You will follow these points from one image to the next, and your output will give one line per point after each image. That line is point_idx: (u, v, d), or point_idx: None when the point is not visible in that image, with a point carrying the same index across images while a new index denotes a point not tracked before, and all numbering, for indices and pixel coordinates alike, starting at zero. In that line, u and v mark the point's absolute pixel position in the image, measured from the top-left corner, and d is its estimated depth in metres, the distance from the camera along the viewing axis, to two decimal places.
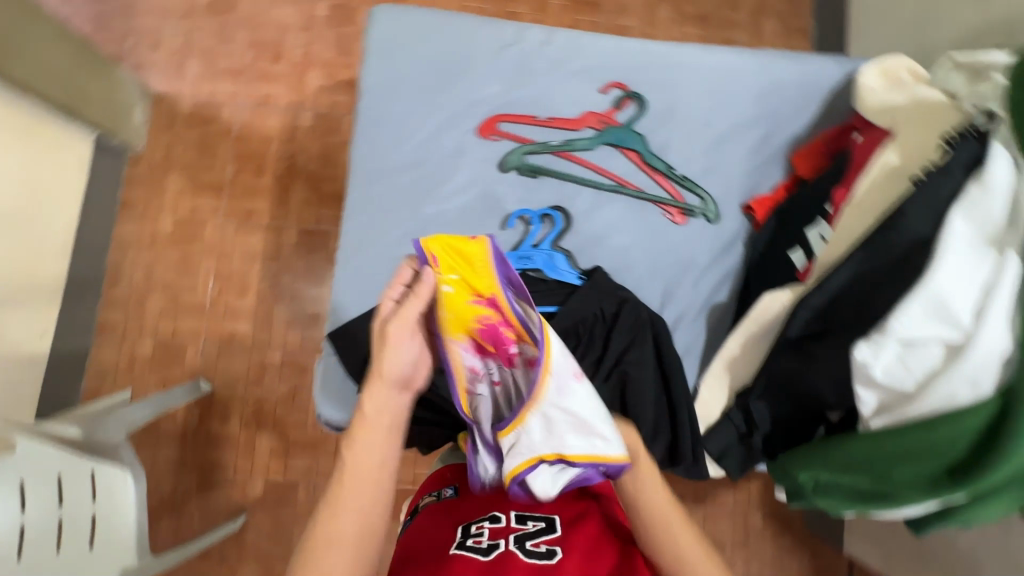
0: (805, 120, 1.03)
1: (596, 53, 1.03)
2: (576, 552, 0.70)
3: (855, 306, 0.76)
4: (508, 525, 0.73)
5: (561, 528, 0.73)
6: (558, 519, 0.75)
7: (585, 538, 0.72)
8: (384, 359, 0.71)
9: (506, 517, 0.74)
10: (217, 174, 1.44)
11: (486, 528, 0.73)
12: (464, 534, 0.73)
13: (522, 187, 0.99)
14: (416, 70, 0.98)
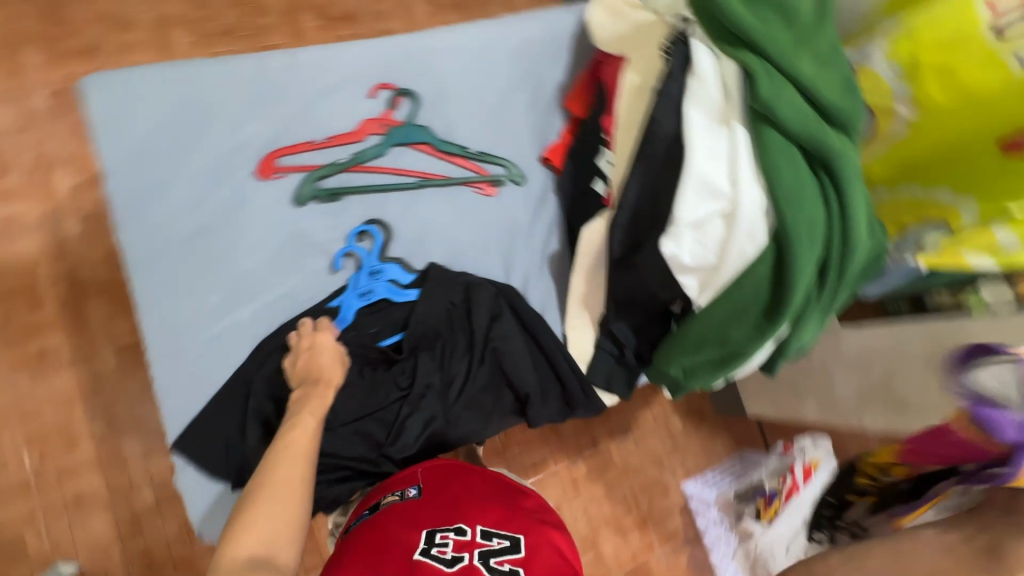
0: (560, 69, 1.25)
1: (347, 66, 1.12)
2: (537, 560, 0.76)
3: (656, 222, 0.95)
4: (474, 539, 0.78)
5: (525, 549, 0.77)
6: (522, 539, 0.78)
7: (545, 554, 0.77)
8: (319, 368, 0.91)
9: (471, 531, 0.79)
10: (23, 270, 1.59)
11: (451, 539, 0.77)
12: (428, 542, 0.78)
13: (324, 213, 1.06)
14: (156, 139, 0.98)
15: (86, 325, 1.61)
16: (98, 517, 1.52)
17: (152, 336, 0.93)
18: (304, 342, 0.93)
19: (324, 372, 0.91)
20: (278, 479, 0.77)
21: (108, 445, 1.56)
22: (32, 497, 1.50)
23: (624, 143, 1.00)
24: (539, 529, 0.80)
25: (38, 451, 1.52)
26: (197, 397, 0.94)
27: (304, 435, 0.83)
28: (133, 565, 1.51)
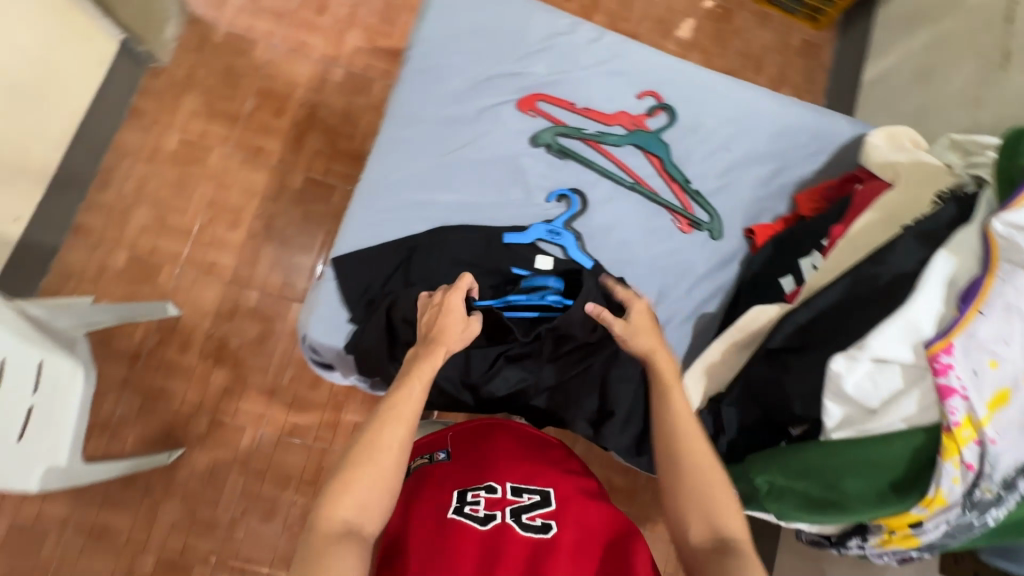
0: (810, 167, 1.24)
1: (635, 64, 1.22)
2: (569, 510, 0.79)
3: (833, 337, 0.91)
4: (504, 497, 0.80)
5: (555, 501, 0.80)
6: (552, 492, 0.82)
7: (574, 505, 0.80)
8: (441, 327, 0.88)
9: (502, 490, 0.81)
10: (287, 85, 1.93)
11: (483, 498, 0.79)
12: (460, 501, 0.79)
13: (545, 162, 1.15)
14: (466, 37, 1.15)
15: (299, 148, 1.89)
16: (212, 291, 1.77)
17: (372, 171, 1.08)
18: (435, 300, 0.91)
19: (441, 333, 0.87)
20: (374, 446, 0.77)
21: (255, 242, 1.81)
22: (187, 243, 1.79)
23: (841, 255, 0.98)
24: (561, 480, 0.84)
25: (212, 215, 1.82)
26: (371, 235, 1.07)
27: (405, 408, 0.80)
28: (212, 340, 1.73)
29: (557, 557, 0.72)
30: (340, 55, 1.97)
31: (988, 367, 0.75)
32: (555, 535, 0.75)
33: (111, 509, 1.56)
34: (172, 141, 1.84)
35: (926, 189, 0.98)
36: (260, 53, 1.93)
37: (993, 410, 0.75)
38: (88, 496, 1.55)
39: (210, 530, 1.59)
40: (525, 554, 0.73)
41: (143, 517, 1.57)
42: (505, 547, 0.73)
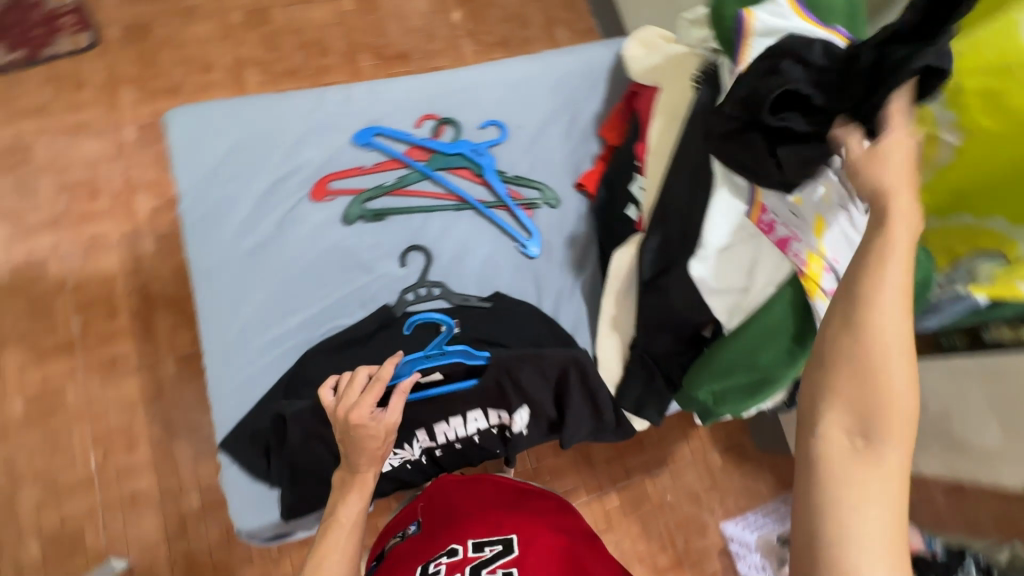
0: (597, 99, 1.30)
1: (397, 98, 1.21)
2: (530, 559, 0.80)
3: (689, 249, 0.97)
4: (465, 557, 0.82)
5: (518, 550, 0.82)
6: (515, 540, 0.83)
7: (537, 551, 0.81)
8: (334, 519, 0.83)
9: (463, 549, 0.83)
10: (105, 283, 1.77)
11: (443, 564, 0.81)
12: (423, 575, 0.81)
13: (369, 232, 1.13)
14: (223, 164, 1.10)
15: (153, 333, 1.75)
16: (148, 519, 1.61)
17: (209, 342, 1.02)
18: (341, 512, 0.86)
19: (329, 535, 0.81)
20: None
21: (165, 448, 1.66)
22: (96, 492, 1.61)
23: (654, 170, 1.04)
24: (525, 527, 0.86)
25: (104, 449, 1.65)
26: (245, 401, 1.00)
27: (343, 537, 0.80)
28: (178, 566, 1.58)
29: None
30: (140, 224, 1.82)
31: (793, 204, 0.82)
32: None
33: None
34: (17, 406, 1.64)
35: (684, 76, 1.05)
36: (57, 268, 1.75)
37: (822, 234, 0.81)
38: None
39: None
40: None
41: None
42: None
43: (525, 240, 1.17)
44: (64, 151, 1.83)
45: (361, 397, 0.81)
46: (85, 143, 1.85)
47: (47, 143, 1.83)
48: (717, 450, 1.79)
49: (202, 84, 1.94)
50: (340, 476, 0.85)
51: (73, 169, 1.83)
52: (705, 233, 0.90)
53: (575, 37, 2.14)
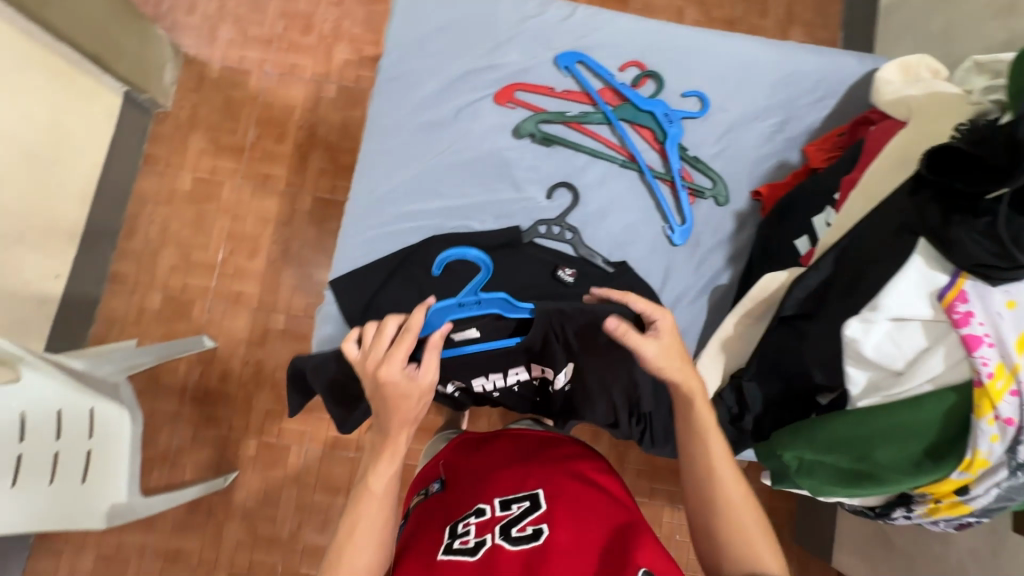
0: (819, 113, 1.15)
1: (614, 34, 1.16)
2: (559, 509, 0.76)
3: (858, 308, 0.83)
4: (493, 516, 0.78)
5: (544, 503, 0.78)
6: (541, 494, 0.80)
7: (564, 504, 0.77)
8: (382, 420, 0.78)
9: (490, 509, 0.80)
10: (285, 109, 1.95)
11: (473, 525, 0.78)
12: (451, 536, 0.78)
13: (531, 152, 1.12)
14: (433, 36, 1.12)
15: (304, 169, 1.92)
16: (242, 318, 1.84)
17: (357, 191, 1.08)
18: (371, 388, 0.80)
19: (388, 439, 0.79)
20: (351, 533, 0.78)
21: (275, 268, 1.86)
22: (213, 278, 1.86)
23: (853, 209, 0.90)
24: (550, 481, 0.82)
25: (232, 247, 1.88)
26: (365, 255, 1.07)
27: (379, 479, 0.79)
28: (249, 366, 1.80)
29: (550, 562, 0.68)
30: (330, 71, 1.97)
31: (1006, 307, 0.69)
32: (549, 538, 0.72)
33: (181, 532, 1.67)
34: (186, 182, 1.90)
35: (947, 120, 0.87)
36: (255, 81, 1.96)
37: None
38: (163, 519, 1.67)
39: (274, 545, 1.68)
40: (520, 568, 0.69)
41: (210, 536, 1.67)
42: (496, 562, 0.70)
43: (675, 225, 1.10)
44: None
45: (388, 352, 0.77)
46: None
47: None
48: None
49: None
50: (371, 440, 0.82)
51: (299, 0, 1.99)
52: (882, 296, 0.76)
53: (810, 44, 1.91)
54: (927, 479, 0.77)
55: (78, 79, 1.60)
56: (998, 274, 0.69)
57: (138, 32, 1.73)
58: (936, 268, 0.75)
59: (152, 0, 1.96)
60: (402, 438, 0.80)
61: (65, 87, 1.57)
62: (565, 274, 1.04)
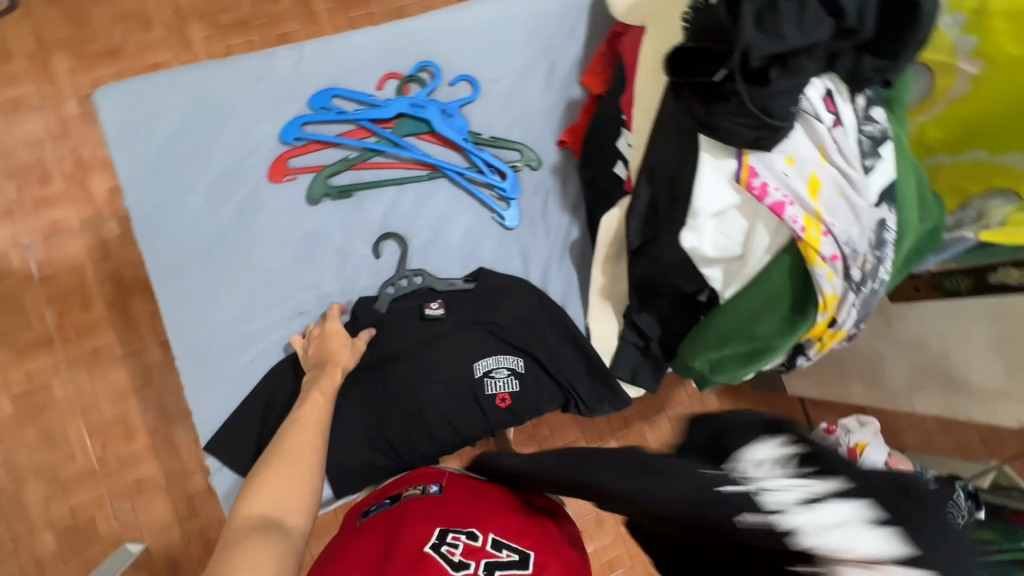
0: (578, 42, 1.17)
1: (354, 57, 1.08)
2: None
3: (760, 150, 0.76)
4: (485, 547, 0.70)
5: (533, 565, 0.69)
6: (532, 557, 0.70)
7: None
8: (329, 350, 0.92)
9: (483, 537, 0.71)
10: (73, 272, 1.68)
11: (461, 542, 0.70)
12: (439, 539, 0.71)
13: (337, 212, 1.04)
14: (169, 149, 0.99)
15: (132, 321, 1.69)
16: (158, 502, 1.63)
17: (178, 345, 0.95)
18: (315, 334, 0.95)
19: (331, 358, 0.91)
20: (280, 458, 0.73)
21: (163, 434, 1.65)
22: (101, 481, 1.62)
23: (641, 126, 0.93)
24: (551, 546, 0.73)
25: (102, 440, 1.64)
26: (227, 403, 0.96)
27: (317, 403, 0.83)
28: (194, 542, 1.63)
29: None
30: (98, 208, 1.71)
31: (788, 165, 0.75)
32: None
33: None
34: (6, 405, 1.61)
35: (673, 14, 0.91)
36: (20, 261, 1.65)
37: (816, 195, 0.75)
38: None
39: None
40: None
41: None
42: None
43: (503, 210, 1.09)
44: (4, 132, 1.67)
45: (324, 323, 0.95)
46: (23, 121, 1.68)
47: None
48: (714, 396, 1.80)
49: (144, 44, 1.75)
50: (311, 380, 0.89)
51: (15, 150, 1.68)
52: (694, 200, 0.79)
53: None
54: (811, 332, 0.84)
55: None
56: (769, 140, 0.73)
57: None
58: (721, 154, 0.79)
59: None
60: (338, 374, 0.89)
61: None
62: (434, 309, 1.00)
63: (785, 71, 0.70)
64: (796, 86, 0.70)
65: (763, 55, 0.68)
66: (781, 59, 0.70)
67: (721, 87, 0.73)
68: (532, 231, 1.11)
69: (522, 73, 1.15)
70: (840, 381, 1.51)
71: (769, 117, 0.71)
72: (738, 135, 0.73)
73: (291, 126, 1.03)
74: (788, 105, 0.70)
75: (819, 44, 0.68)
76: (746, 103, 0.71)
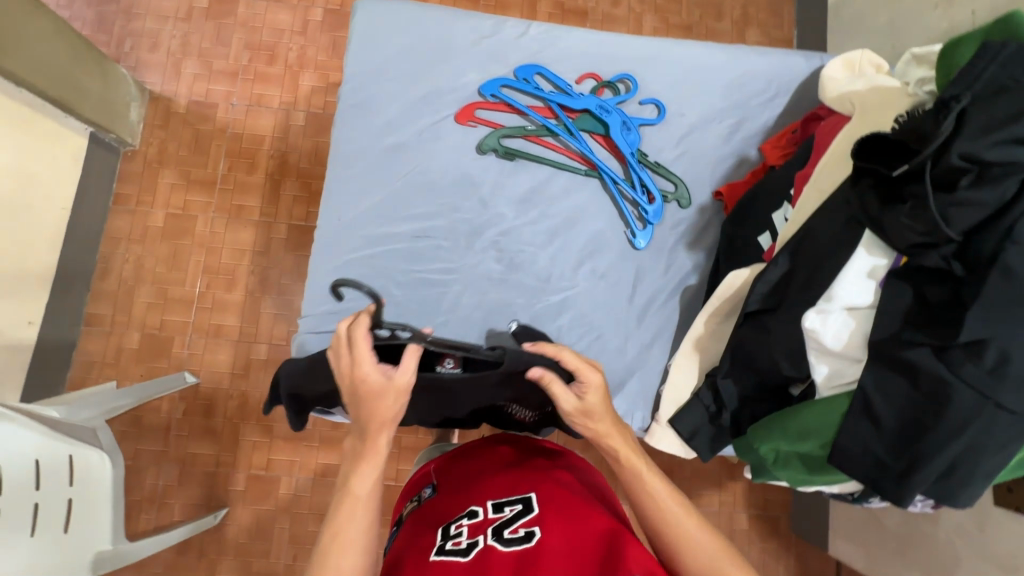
0: (771, 113, 1.19)
1: (568, 49, 1.19)
2: (552, 513, 0.74)
3: (950, 310, 0.71)
4: (487, 519, 0.76)
5: (538, 507, 0.76)
6: (534, 498, 0.78)
7: (556, 507, 0.76)
8: (371, 396, 0.77)
9: (483, 511, 0.78)
10: (254, 139, 1.94)
11: (465, 527, 0.75)
12: (443, 537, 0.75)
13: (495, 167, 1.14)
14: (392, 62, 1.14)
15: (277, 197, 1.91)
16: (224, 351, 1.81)
17: (324, 216, 1.08)
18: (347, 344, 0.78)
19: (377, 411, 0.78)
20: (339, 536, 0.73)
21: (254, 299, 1.84)
22: (192, 313, 1.83)
23: (805, 203, 0.93)
24: (544, 486, 0.80)
25: (209, 280, 1.85)
26: (337, 282, 1.07)
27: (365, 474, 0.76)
28: (234, 400, 1.78)
29: (541, 564, 0.66)
30: (296, 98, 1.97)
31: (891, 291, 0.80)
32: (540, 541, 0.70)
33: None
34: (158, 218, 1.88)
35: (885, 113, 0.91)
36: (223, 114, 1.94)
37: None
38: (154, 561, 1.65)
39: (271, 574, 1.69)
40: (511, 567, 0.67)
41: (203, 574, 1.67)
42: (488, 564, 0.68)
43: (637, 230, 1.12)
44: (261, 14, 1.99)
45: (355, 350, 0.77)
46: (278, 11, 2.00)
47: (250, 2, 2.00)
48: (748, 513, 1.67)
49: None
50: (353, 444, 0.80)
51: (263, 31, 1.99)
52: (834, 287, 0.79)
53: (765, 44, 1.96)
54: (922, 484, 0.74)
55: (47, 126, 1.60)
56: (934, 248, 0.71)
57: (100, 71, 1.70)
58: (878, 254, 0.79)
59: (111, 39, 1.94)
60: (382, 438, 0.78)
61: (35, 137, 1.57)
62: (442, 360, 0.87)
63: (979, 184, 0.67)
64: (986, 201, 0.66)
65: (963, 158, 0.67)
66: (980, 170, 0.67)
67: (905, 183, 0.73)
68: (654, 260, 1.14)
69: (707, 119, 1.19)
70: (896, 562, 1.35)
71: (945, 225, 0.69)
72: (904, 234, 0.72)
73: (493, 81, 1.15)
74: (971, 219, 0.68)
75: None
76: (925, 206, 0.70)
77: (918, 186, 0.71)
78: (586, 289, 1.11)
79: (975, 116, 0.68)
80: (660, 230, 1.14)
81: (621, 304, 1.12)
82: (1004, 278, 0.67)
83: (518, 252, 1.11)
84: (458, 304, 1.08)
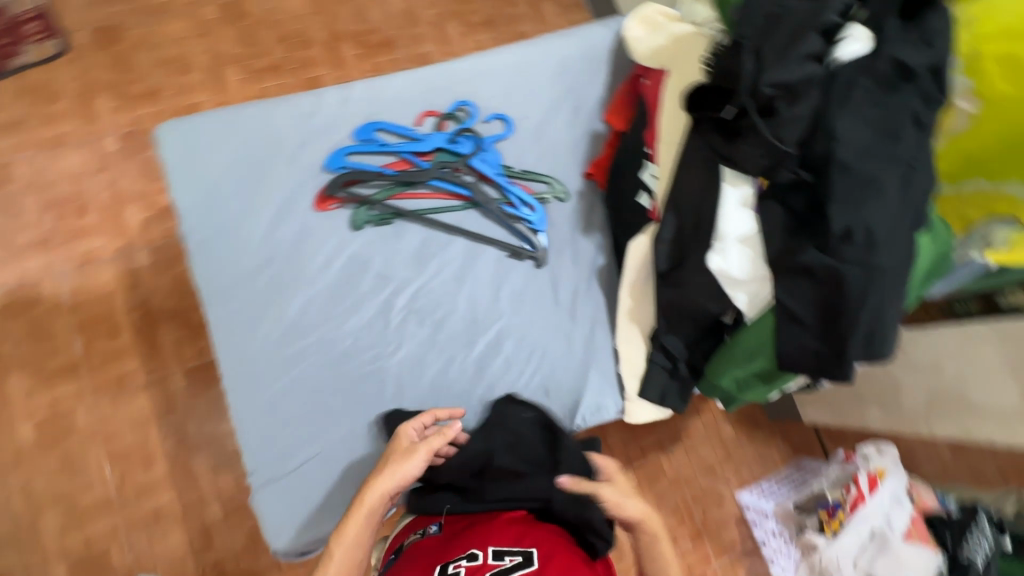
0: (600, 85, 1.26)
1: (395, 97, 1.17)
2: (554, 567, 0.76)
3: (816, 210, 0.81)
4: (486, 564, 0.77)
5: (539, 560, 0.77)
6: (535, 553, 0.78)
7: (559, 561, 0.77)
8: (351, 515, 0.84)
9: (483, 555, 0.78)
10: (102, 298, 1.64)
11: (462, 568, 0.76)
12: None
13: (377, 236, 1.10)
14: (226, 177, 1.06)
15: (156, 347, 1.63)
16: (174, 533, 1.51)
17: (225, 364, 0.99)
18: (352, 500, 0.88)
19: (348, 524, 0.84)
20: None
21: (180, 460, 1.55)
22: (118, 510, 1.51)
23: (665, 157, 1.00)
24: (544, 539, 0.81)
25: (121, 466, 1.54)
26: (271, 422, 0.98)
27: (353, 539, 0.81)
28: None
29: None
30: (130, 236, 1.70)
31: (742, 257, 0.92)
32: None
33: None
34: (24, 432, 1.53)
35: (692, 58, 1.00)
36: (50, 289, 1.63)
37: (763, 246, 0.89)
38: None
39: None
40: None
41: None
42: None
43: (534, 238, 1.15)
44: (44, 164, 1.70)
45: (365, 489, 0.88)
46: (63, 154, 1.72)
47: (23, 155, 1.70)
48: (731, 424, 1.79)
49: (182, 84, 1.82)
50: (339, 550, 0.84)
51: (53, 178, 1.70)
52: (722, 225, 0.89)
53: (564, 14, 2.06)
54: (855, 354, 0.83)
55: None
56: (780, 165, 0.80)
57: None
58: (742, 183, 0.89)
59: None
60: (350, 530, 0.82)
61: None
62: None
63: (792, 102, 0.76)
64: (803, 114, 0.76)
65: (774, 84, 0.76)
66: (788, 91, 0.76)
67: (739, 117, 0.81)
68: (562, 256, 1.17)
69: (550, 112, 1.23)
70: None
71: (782, 144, 0.78)
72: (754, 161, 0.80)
73: (335, 154, 1.10)
74: (800, 131, 0.77)
75: (819, 76, 0.75)
76: (760, 135, 0.79)
77: (748, 119, 0.80)
78: (513, 313, 1.12)
79: (766, 48, 0.77)
80: (553, 229, 1.18)
81: (552, 311, 1.14)
82: (845, 173, 0.76)
83: (436, 308, 1.09)
84: (402, 382, 1.04)
